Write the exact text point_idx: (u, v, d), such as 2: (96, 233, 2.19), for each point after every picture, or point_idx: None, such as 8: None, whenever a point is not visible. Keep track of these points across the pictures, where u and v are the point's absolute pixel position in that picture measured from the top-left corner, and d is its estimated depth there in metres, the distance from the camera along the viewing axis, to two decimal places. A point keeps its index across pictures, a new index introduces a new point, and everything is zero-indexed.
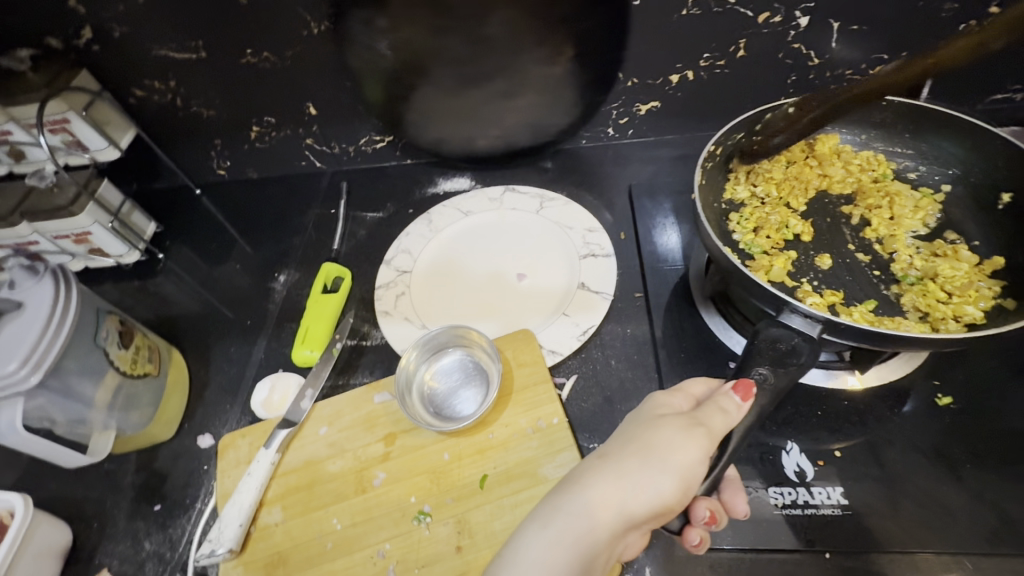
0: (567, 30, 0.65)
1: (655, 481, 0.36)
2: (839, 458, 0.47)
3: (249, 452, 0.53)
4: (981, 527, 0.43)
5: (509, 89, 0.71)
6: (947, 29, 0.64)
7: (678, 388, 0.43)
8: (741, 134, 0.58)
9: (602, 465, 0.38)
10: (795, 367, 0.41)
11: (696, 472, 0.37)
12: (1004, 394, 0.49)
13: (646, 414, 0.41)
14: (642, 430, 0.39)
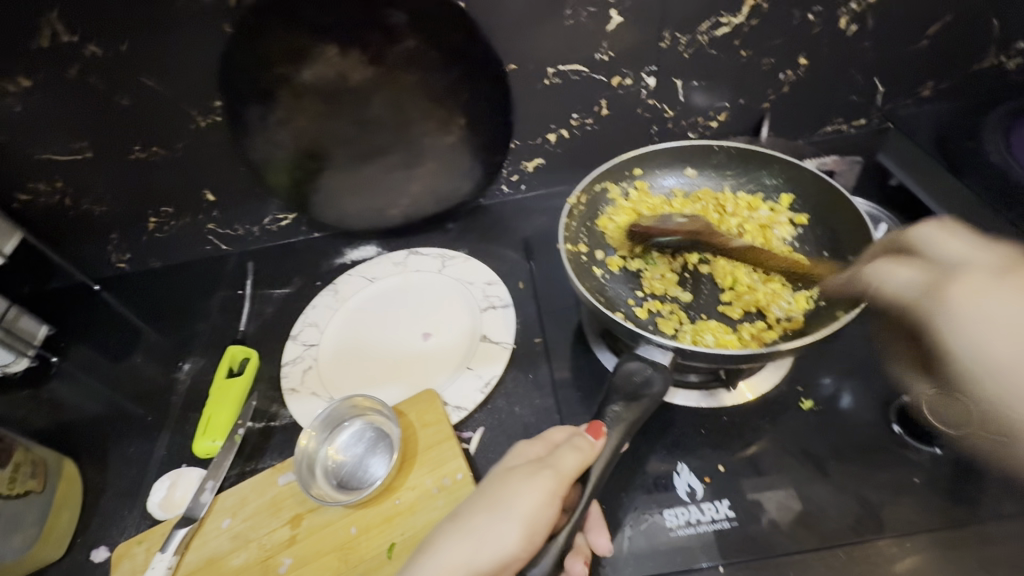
0: (460, 98, 0.71)
1: (502, 533, 0.39)
2: (724, 472, 0.51)
3: (145, 559, 0.50)
4: (847, 517, 0.47)
5: (408, 161, 0.75)
6: (771, 78, 0.74)
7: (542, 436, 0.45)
8: (600, 186, 0.64)
9: (459, 525, 0.40)
10: (649, 399, 0.45)
11: (545, 516, 0.39)
12: (855, 390, 0.55)
13: (506, 466, 0.44)
14: (498, 483, 0.42)
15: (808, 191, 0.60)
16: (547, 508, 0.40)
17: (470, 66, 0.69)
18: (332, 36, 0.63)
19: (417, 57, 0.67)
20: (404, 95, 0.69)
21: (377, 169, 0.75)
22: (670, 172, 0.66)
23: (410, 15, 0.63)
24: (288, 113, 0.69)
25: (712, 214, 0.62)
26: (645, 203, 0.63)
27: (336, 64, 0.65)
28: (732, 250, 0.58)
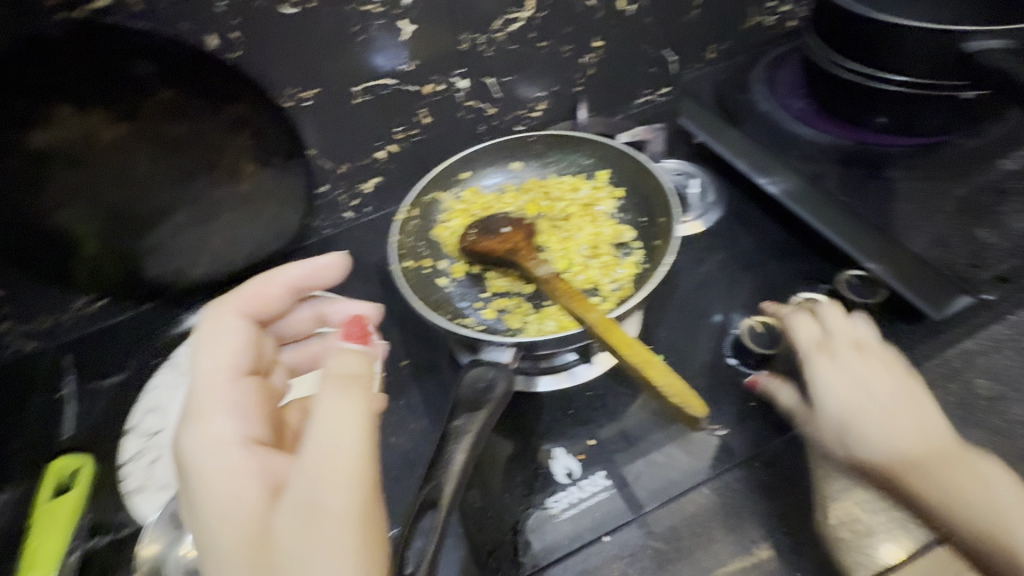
0: (239, 142, 0.68)
1: (323, 531, 0.35)
2: (595, 446, 0.53)
3: None
4: (702, 455, 0.51)
5: (202, 214, 0.70)
6: (574, 64, 0.79)
7: (224, 301, 0.51)
8: (430, 198, 0.64)
9: (246, 537, 0.37)
10: (493, 402, 0.45)
11: (361, 469, 0.38)
12: (694, 336, 0.59)
13: (248, 433, 0.42)
14: (246, 468, 0.40)
15: (621, 165, 0.64)
16: (358, 431, 0.39)
17: (243, 109, 0.66)
18: (54, 95, 0.57)
19: (176, 108, 0.63)
20: (200, 136, 0.66)
21: (189, 223, 0.70)
22: (498, 171, 0.67)
23: (153, 67, 0.60)
24: (59, 181, 0.61)
25: (541, 202, 0.64)
26: (477, 205, 0.64)
27: (78, 125, 0.59)
28: (562, 234, 0.61)
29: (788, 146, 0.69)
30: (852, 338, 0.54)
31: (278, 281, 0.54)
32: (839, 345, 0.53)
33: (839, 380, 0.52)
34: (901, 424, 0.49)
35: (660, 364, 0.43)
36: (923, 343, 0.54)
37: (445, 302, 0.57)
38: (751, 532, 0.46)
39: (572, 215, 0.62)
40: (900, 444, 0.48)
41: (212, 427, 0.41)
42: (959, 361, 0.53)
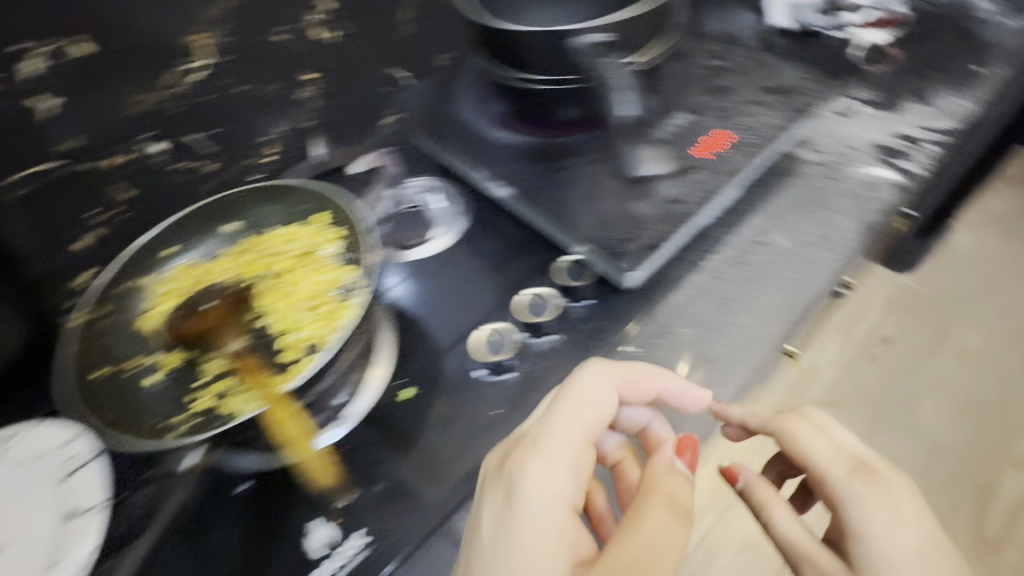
0: None
1: (671, 564, 0.41)
2: (351, 504, 0.51)
3: None
4: (451, 481, 0.52)
5: None
6: (287, 103, 0.77)
7: (604, 365, 0.50)
8: (123, 285, 0.58)
9: None
10: None
11: (671, 551, 0.42)
12: (442, 357, 0.60)
13: (572, 502, 0.45)
14: (574, 539, 0.43)
15: (328, 201, 0.62)
16: (676, 534, 0.43)
17: None
18: None
19: None
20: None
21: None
22: (206, 241, 0.62)
23: None
24: None
25: (254, 265, 0.60)
26: (183, 283, 0.58)
27: None
28: (277, 294, 0.57)
29: (489, 152, 0.71)
30: (856, 462, 0.46)
31: (653, 384, 0.52)
32: (876, 469, 0.45)
33: (891, 520, 0.43)
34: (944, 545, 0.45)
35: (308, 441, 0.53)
36: (633, 307, 0.60)
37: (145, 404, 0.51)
38: None
39: (287, 270, 0.59)
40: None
41: (549, 479, 0.45)
42: (664, 316, 0.59)
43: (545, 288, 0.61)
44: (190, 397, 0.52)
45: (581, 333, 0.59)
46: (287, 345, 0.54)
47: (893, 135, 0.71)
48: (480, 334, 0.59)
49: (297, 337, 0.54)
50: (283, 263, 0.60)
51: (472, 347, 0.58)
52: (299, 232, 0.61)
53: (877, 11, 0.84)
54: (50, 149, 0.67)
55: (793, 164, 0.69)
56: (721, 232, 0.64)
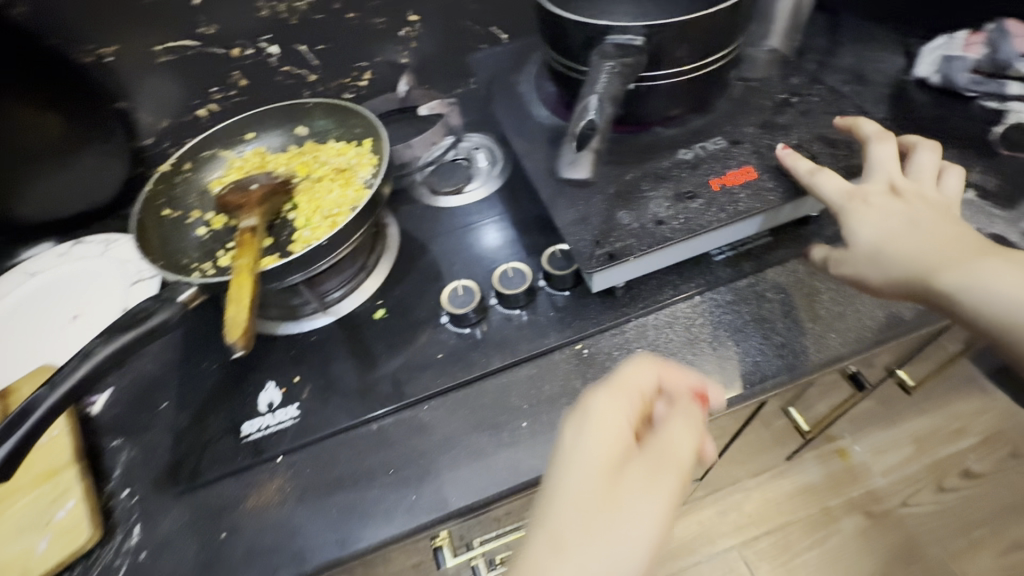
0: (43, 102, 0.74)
1: (678, 463, 0.39)
2: (298, 382, 0.60)
3: None
4: (378, 397, 0.58)
5: (29, 170, 0.77)
6: (392, 37, 0.84)
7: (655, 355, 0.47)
8: (208, 151, 0.71)
9: (603, 475, 0.39)
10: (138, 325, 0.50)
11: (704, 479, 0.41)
12: (422, 296, 0.66)
13: (625, 446, 0.41)
14: (629, 401, 0.43)
15: (375, 131, 0.69)
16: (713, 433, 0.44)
17: (33, 68, 0.72)
18: None
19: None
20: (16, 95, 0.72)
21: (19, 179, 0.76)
22: (278, 135, 0.73)
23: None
24: None
25: (302, 166, 0.69)
26: (248, 163, 0.70)
27: None
28: (308, 196, 0.67)
29: (523, 129, 0.67)
30: (888, 181, 0.50)
31: (683, 378, 0.46)
32: (871, 190, 0.50)
33: (874, 217, 0.48)
34: (919, 234, 0.46)
35: (246, 302, 0.49)
36: (604, 315, 0.60)
37: (186, 246, 0.63)
38: (395, 459, 0.54)
39: (323, 178, 0.68)
40: (949, 234, 0.46)
41: (642, 371, 0.45)
42: (631, 333, 0.59)
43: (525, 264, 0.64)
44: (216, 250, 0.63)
45: (547, 319, 0.61)
46: (296, 236, 0.63)
47: (986, 234, 0.61)
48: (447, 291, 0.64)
49: (305, 234, 0.63)
50: (322, 171, 0.68)
51: (438, 300, 0.63)
52: (345, 151, 0.70)
53: None
54: (193, 29, 0.75)
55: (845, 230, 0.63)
56: (730, 274, 0.61)
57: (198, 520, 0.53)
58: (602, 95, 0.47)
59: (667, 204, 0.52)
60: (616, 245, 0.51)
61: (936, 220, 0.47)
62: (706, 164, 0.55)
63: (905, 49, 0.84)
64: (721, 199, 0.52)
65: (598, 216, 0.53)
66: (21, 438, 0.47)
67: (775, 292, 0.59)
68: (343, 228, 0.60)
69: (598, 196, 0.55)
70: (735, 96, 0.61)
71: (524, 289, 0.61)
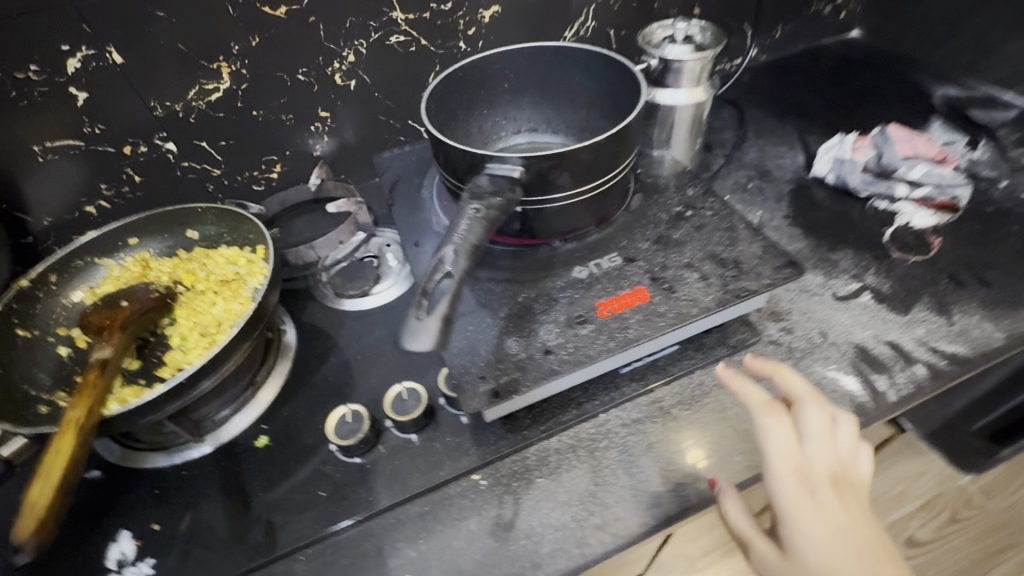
0: None
1: None
2: (157, 531, 0.53)
3: None
4: (246, 547, 0.51)
5: None
6: (303, 131, 0.82)
7: None
8: (81, 261, 0.66)
9: None
10: None
11: None
12: (312, 417, 0.61)
13: None
14: None
15: (263, 237, 0.65)
16: None
17: None
18: None
19: None
20: None
21: None
22: (164, 240, 0.69)
23: None
24: None
25: (184, 275, 0.65)
26: (125, 274, 0.65)
27: None
28: (186, 311, 0.62)
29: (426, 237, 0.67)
30: (832, 469, 0.45)
31: None
32: (813, 480, 0.44)
33: (815, 525, 0.43)
34: (857, 561, 0.43)
35: (33, 508, 0.40)
36: (503, 440, 0.56)
37: (35, 374, 0.56)
38: None
39: (205, 290, 0.63)
40: (881, 563, 0.43)
41: None
42: (532, 459, 0.55)
43: (420, 383, 0.60)
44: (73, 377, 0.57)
45: (445, 443, 0.57)
46: (166, 359, 0.58)
47: (883, 340, 0.61)
48: (336, 414, 0.59)
49: (175, 357, 0.57)
50: (205, 282, 0.64)
51: (325, 427, 0.58)
52: (233, 258, 0.65)
53: (929, 191, 0.74)
54: (76, 129, 0.70)
55: (748, 339, 0.63)
56: (635, 389, 0.59)
57: None
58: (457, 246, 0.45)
59: (556, 329, 0.51)
60: (501, 380, 0.48)
61: (873, 533, 0.44)
62: (599, 284, 0.54)
63: (804, 146, 0.88)
64: (611, 326, 0.50)
65: (486, 343, 0.50)
66: None
67: (681, 408, 0.58)
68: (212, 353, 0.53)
69: (488, 320, 0.52)
70: (631, 208, 0.62)
71: (418, 413, 0.57)
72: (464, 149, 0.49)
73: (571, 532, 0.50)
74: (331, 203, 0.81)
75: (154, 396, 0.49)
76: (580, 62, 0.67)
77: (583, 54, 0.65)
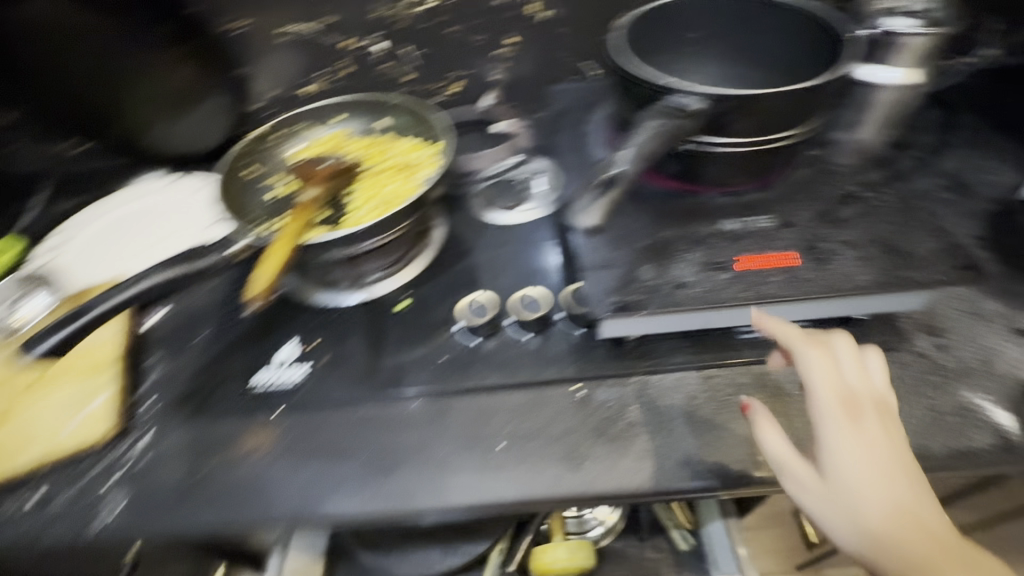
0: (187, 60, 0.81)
1: None
2: (313, 347, 0.65)
3: None
4: (377, 380, 0.61)
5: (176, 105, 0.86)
6: (490, 53, 0.89)
7: None
8: (299, 125, 0.79)
9: None
10: (192, 263, 0.56)
11: None
12: (445, 298, 0.69)
13: None
14: None
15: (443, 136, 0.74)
16: None
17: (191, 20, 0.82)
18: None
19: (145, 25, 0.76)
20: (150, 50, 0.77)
21: (142, 121, 0.81)
22: (361, 123, 0.81)
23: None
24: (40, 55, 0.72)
25: (372, 154, 0.76)
26: (328, 143, 0.78)
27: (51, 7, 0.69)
28: (368, 182, 0.73)
29: None
30: (867, 398, 0.43)
31: None
32: (850, 408, 0.42)
33: (856, 452, 0.41)
34: (895, 492, 0.40)
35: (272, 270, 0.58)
36: (609, 362, 0.60)
37: (254, 202, 0.71)
38: (370, 442, 0.57)
39: (385, 168, 0.73)
40: (919, 497, 0.40)
41: None
42: (631, 387, 0.58)
43: (546, 292, 0.65)
44: (279, 211, 0.70)
45: (555, 349, 0.62)
46: (347, 214, 0.69)
47: None
48: (467, 297, 0.66)
49: (354, 214, 0.69)
50: (387, 162, 0.74)
51: (457, 305, 0.66)
52: (412, 148, 0.75)
53: None
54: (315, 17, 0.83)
55: (892, 342, 0.58)
56: (750, 355, 0.59)
57: (198, 444, 0.59)
58: (632, 149, 0.49)
59: (694, 268, 0.52)
60: (629, 296, 0.51)
61: (911, 475, 0.41)
62: (746, 238, 0.54)
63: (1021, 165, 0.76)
64: (749, 277, 0.51)
65: (622, 264, 0.53)
66: (67, 335, 0.53)
67: (795, 388, 0.57)
68: (388, 215, 0.62)
69: (628, 245, 0.55)
70: (798, 177, 0.60)
71: (539, 315, 0.62)
72: (648, 78, 0.52)
73: (654, 458, 0.53)
74: (496, 123, 0.88)
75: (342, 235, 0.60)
76: (781, 19, 0.64)
77: (789, 12, 0.63)
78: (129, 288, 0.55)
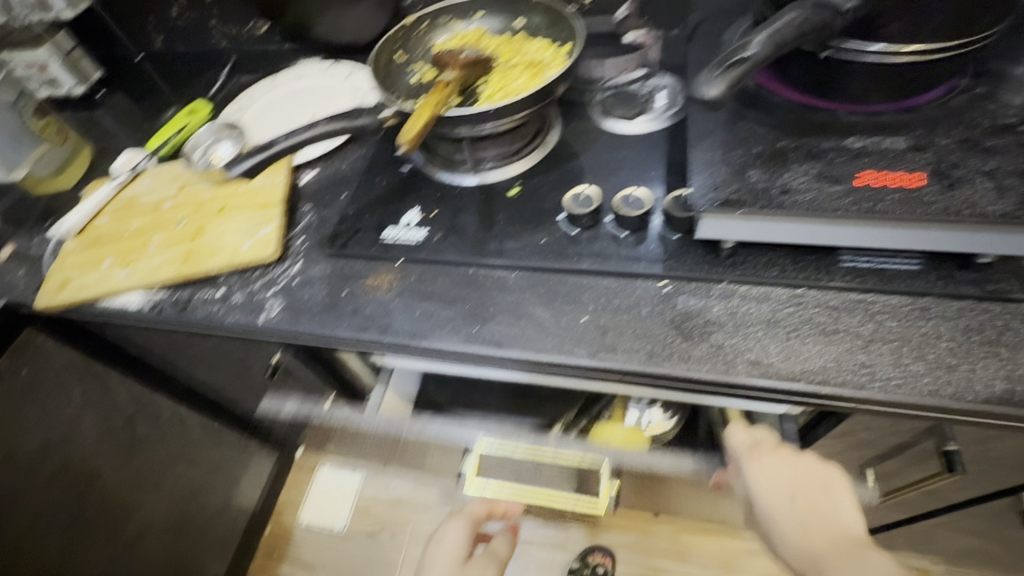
0: None
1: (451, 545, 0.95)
2: (432, 216, 0.75)
3: (126, 181, 0.87)
4: (483, 250, 0.70)
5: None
6: None
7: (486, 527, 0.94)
8: (443, 18, 0.86)
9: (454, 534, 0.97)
10: (348, 120, 0.66)
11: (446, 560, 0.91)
12: (552, 191, 0.75)
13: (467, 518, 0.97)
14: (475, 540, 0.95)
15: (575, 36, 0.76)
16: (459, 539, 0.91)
17: None
18: None
19: None
20: None
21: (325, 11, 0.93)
22: (498, 21, 0.85)
23: None
24: None
25: (505, 50, 0.80)
26: (467, 37, 0.84)
27: None
28: (498, 75, 0.78)
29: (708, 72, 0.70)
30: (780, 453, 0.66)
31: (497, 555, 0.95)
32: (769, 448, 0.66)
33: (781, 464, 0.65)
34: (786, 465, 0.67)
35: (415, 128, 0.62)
36: (699, 266, 0.63)
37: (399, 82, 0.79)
38: (472, 296, 0.66)
39: (516, 64, 0.78)
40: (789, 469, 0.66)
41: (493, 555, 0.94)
42: (716, 291, 0.61)
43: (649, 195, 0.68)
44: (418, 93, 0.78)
45: (647, 247, 0.66)
46: (476, 102, 0.76)
47: None
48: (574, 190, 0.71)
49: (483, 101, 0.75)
50: (518, 58, 0.79)
51: (563, 196, 0.71)
52: (543, 47, 0.79)
53: None
54: None
55: (1013, 293, 0.55)
56: (847, 282, 0.59)
57: (336, 276, 0.71)
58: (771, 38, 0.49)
59: (806, 178, 0.52)
60: (732, 194, 0.53)
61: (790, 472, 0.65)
62: (870, 156, 0.53)
63: None
64: (864, 192, 0.50)
65: (730, 166, 0.55)
66: (253, 164, 0.67)
67: (889, 320, 0.56)
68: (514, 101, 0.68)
69: (740, 151, 0.56)
70: (948, 104, 0.56)
71: (639, 214, 0.65)
72: None
73: (725, 353, 0.57)
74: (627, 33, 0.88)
75: (471, 112, 0.67)
76: None
77: None
78: (300, 133, 0.66)
